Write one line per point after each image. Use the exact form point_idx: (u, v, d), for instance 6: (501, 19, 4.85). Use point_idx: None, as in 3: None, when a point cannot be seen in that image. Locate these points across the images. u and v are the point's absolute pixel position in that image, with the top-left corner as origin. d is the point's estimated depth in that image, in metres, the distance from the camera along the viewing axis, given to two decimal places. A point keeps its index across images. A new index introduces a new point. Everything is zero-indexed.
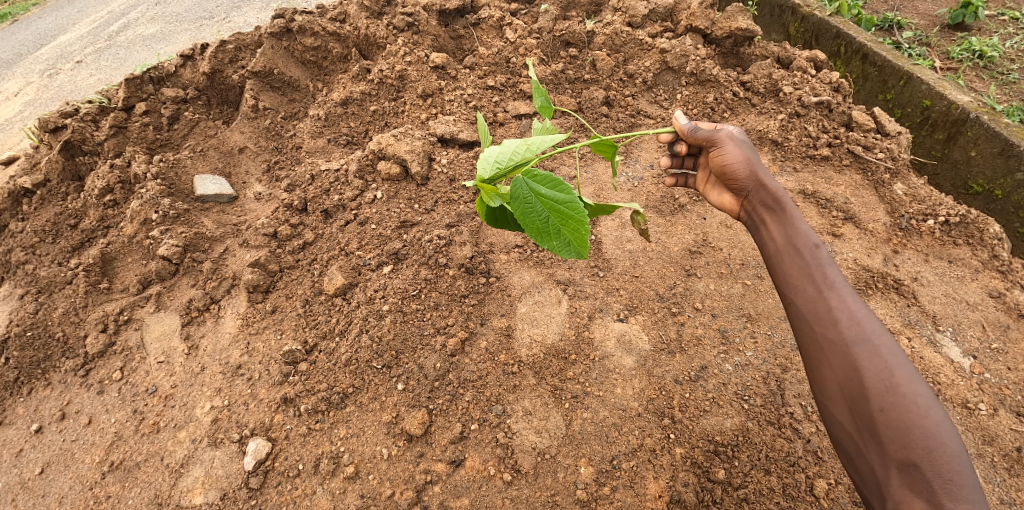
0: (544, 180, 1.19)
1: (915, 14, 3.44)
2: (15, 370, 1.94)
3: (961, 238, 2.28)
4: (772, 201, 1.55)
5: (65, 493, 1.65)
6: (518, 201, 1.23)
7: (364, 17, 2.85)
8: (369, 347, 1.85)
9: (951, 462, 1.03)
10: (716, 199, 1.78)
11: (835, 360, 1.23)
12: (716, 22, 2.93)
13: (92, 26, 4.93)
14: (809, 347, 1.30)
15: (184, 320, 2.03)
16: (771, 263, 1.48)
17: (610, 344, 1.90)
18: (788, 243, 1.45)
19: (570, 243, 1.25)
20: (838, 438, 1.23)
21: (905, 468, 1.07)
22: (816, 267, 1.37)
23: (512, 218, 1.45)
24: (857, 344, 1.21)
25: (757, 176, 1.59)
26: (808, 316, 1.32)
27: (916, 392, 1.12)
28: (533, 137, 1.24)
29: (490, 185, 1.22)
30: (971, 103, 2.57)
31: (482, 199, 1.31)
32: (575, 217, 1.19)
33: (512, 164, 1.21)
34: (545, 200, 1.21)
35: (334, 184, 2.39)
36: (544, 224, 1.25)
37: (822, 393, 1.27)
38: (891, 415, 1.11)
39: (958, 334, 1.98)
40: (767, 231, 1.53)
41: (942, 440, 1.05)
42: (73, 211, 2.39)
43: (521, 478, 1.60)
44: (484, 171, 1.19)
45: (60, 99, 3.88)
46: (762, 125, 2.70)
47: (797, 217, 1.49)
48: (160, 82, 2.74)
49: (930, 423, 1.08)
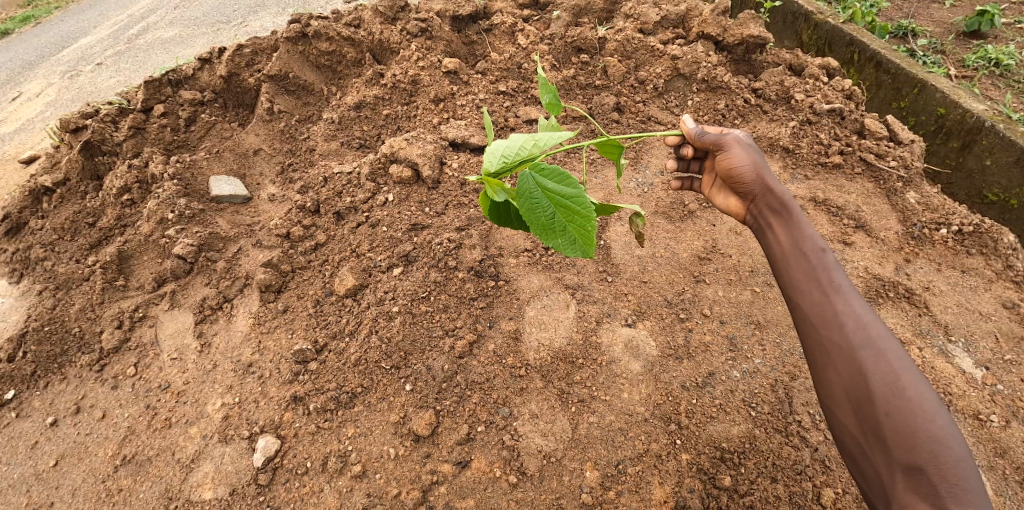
0: (552, 174, 1.22)
1: (930, 22, 3.42)
2: (32, 364, 1.98)
3: (974, 247, 2.26)
4: (779, 205, 1.54)
5: (78, 486, 1.69)
6: (524, 196, 1.26)
7: (379, 22, 2.90)
8: (379, 348, 1.87)
9: (956, 466, 1.02)
10: (723, 202, 1.78)
11: (840, 362, 1.23)
12: (727, 29, 2.92)
13: (112, 29, 5.05)
14: (814, 350, 1.30)
15: (198, 318, 2.07)
16: (778, 267, 1.48)
17: (618, 349, 1.91)
18: (795, 247, 1.45)
19: (575, 241, 1.26)
20: (844, 442, 1.23)
21: (910, 471, 1.06)
22: (822, 270, 1.37)
23: (514, 215, 1.47)
24: (863, 348, 1.20)
25: (764, 179, 1.59)
26: (814, 319, 1.31)
27: (921, 396, 1.11)
28: (540, 132, 1.23)
29: (495, 179, 1.23)
30: (986, 112, 2.55)
31: (487, 194, 1.32)
32: (582, 213, 1.21)
33: (519, 159, 1.21)
34: (552, 195, 1.23)
35: (346, 186, 2.42)
36: (550, 221, 1.26)
37: (827, 396, 1.26)
38: (896, 418, 1.11)
39: (970, 345, 1.96)
40: (774, 235, 1.53)
41: (947, 444, 1.05)
42: (91, 210, 2.44)
43: (527, 481, 1.61)
44: (491, 164, 1.20)
45: (80, 100, 3.97)
46: (773, 132, 2.69)
47: (803, 220, 1.49)
48: (178, 85, 2.80)
49: (935, 428, 1.07)
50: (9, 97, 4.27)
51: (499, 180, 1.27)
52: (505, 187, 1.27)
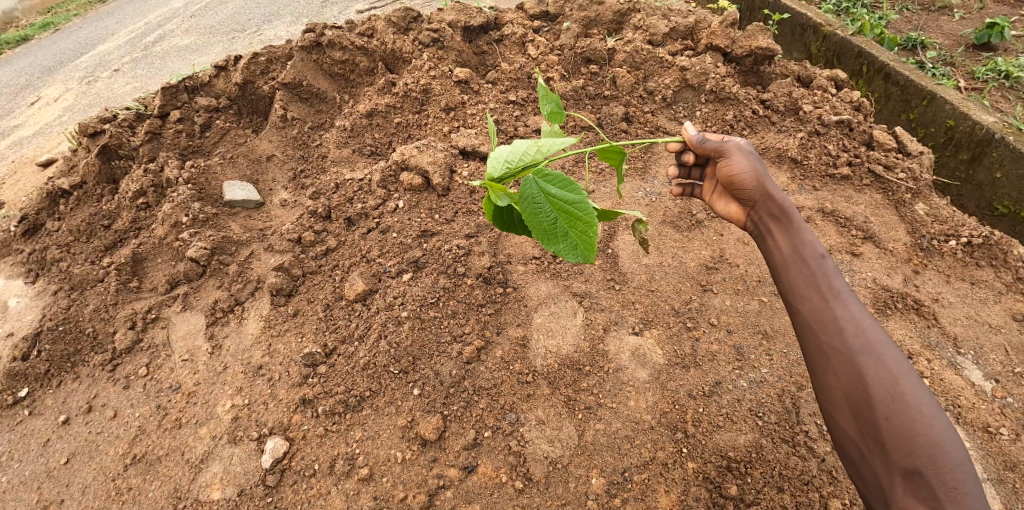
0: (555, 180, 1.24)
1: (940, 35, 3.43)
2: (46, 362, 2.02)
3: (984, 259, 2.25)
4: (779, 212, 1.55)
5: (88, 484, 1.71)
6: (527, 201, 1.28)
7: (392, 32, 2.95)
8: (387, 352, 1.89)
9: (955, 470, 1.03)
10: (723, 209, 1.79)
11: (839, 368, 1.23)
12: (736, 41, 2.95)
13: (130, 36, 5.15)
14: (814, 355, 1.31)
15: (209, 321, 2.10)
16: (777, 272, 1.49)
17: (624, 357, 1.92)
18: (795, 253, 1.45)
19: (576, 246, 1.29)
20: (843, 446, 1.24)
21: (909, 475, 1.07)
22: (821, 276, 1.37)
23: (517, 220, 1.49)
24: (862, 353, 1.21)
25: (765, 186, 1.60)
26: (813, 324, 1.32)
27: (920, 400, 1.12)
28: (543, 139, 1.26)
29: (498, 184, 1.25)
30: (996, 124, 2.54)
31: (490, 199, 1.33)
32: (584, 219, 1.24)
33: (523, 164, 1.24)
34: (554, 201, 1.26)
35: (358, 192, 2.46)
36: (551, 226, 1.29)
37: (827, 400, 1.27)
38: (896, 423, 1.11)
39: (980, 357, 1.95)
40: (774, 242, 1.54)
41: (946, 448, 1.06)
42: (107, 212, 2.49)
43: (533, 487, 1.62)
44: (495, 170, 1.22)
45: (97, 105, 4.06)
46: (782, 143, 2.71)
47: (803, 227, 1.50)
48: (194, 91, 2.86)
49: (934, 432, 1.08)
50: (29, 102, 4.37)
51: (502, 185, 1.28)
52: (508, 192, 1.29)
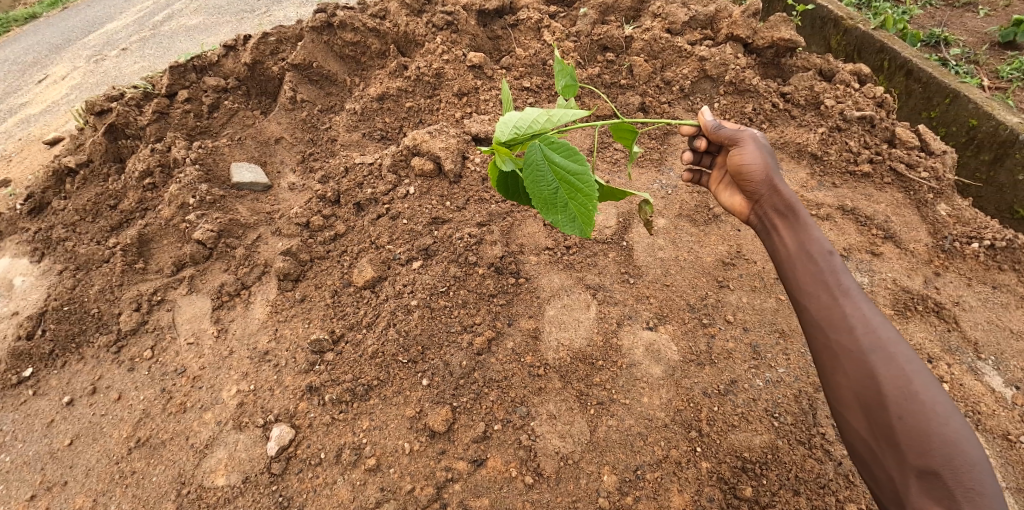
0: (560, 149, 1.21)
1: (964, 32, 3.34)
2: (51, 343, 2.00)
3: (1006, 263, 2.19)
4: (785, 206, 1.50)
5: (91, 466, 1.69)
6: (530, 168, 1.25)
7: (405, 14, 2.86)
8: (396, 341, 1.87)
9: (971, 470, 1.01)
10: (728, 200, 1.73)
11: (849, 366, 1.20)
12: (758, 31, 2.87)
13: (139, 15, 5.08)
14: (821, 353, 1.27)
15: (215, 305, 2.08)
16: (783, 269, 1.44)
17: (638, 352, 1.88)
18: (802, 248, 1.41)
19: (575, 218, 1.26)
20: (852, 445, 1.20)
21: (924, 476, 1.04)
22: (829, 272, 1.33)
23: (521, 189, 1.47)
24: (872, 351, 1.18)
25: (772, 180, 1.54)
26: (821, 321, 1.28)
27: (934, 399, 1.10)
28: (556, 109, 1.24)
29: (505, 148, 1.23)
30: (1022, 125, 2.47)
31: (494, 162, 1.32)
32: (584, 190, 1.22)
33: (531, 131, 1.22)
34: (557, 170, 1.23)
35: (367, 177, 2.40)
36: (551, 195, 1.26)
37: (834, 399, 1.23)
38: (909, 421, 1.09)
39: (1000, 364, 1.90)
40: (779, 237, 1.49)
41: (962, 447, 1.03)
42: (113, 192, 2.45)
43: (543, 482, 1.59)
44: (503, 133, 1.21)
45: (106, 83, 4.01)
46: (801, 138, 2.65)
47: (810, 223, 1.45)
48: (202, 71, 2.79)
49: (950, 431, 1.06)
50: (36, 79, 4.32)
51: (509, 150, 1.27)
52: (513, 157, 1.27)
